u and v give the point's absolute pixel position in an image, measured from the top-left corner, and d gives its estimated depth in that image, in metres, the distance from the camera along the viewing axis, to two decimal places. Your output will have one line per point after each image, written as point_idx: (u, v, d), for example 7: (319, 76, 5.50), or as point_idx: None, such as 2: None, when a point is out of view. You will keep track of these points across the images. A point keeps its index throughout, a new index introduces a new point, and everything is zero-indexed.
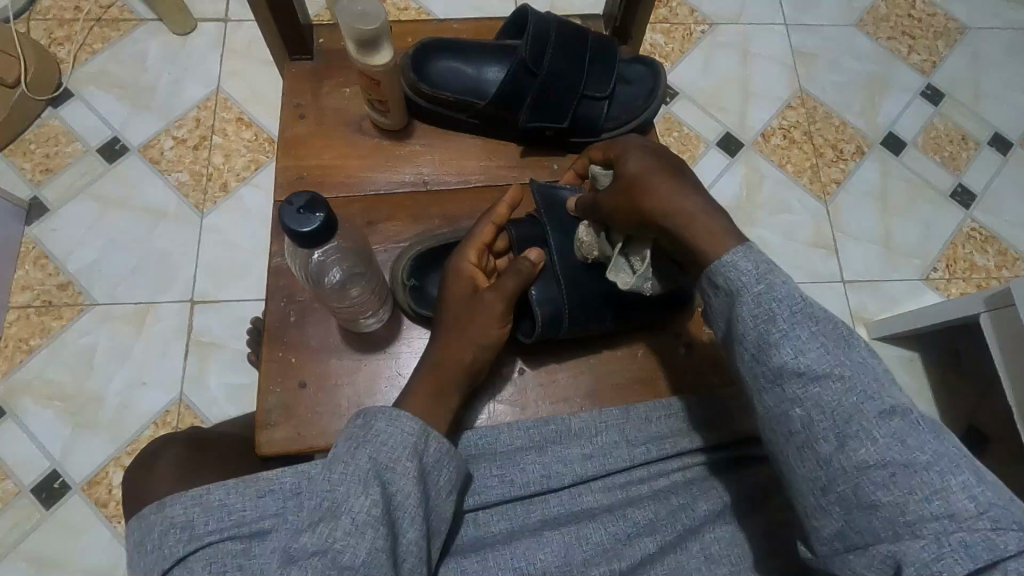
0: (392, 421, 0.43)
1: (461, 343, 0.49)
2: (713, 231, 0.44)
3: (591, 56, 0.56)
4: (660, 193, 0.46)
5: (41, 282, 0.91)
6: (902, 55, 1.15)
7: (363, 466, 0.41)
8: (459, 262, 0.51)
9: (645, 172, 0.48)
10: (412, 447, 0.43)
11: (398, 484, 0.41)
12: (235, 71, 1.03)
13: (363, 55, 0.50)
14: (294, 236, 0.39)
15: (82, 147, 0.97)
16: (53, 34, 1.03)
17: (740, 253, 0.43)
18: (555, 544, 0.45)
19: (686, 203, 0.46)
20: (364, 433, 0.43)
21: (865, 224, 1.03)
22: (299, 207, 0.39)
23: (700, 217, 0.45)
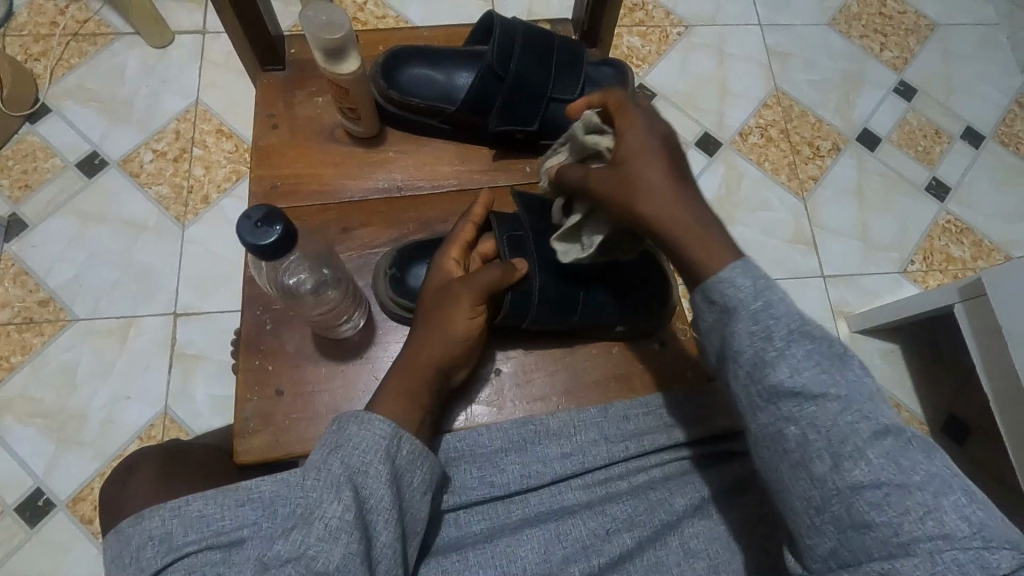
0: (363, 425, 0.43)
1: (435, 335, 0.49)
2: (709, 247, 0.44)
3: (558, 59, 0.57)
4: (659, 208, 0.45)
5: (21, 299, 0.90)
6: (875, 53, 1.17)
7: (335, 472, 0.41)
8: (443, 257, 0.53)
9: (643, 179, 0.46)
10: (383, 450, 0.43)
11: (371, 488, 0.41)
12: (214, 82, 1.03)
13: (330, 65, 0.51)
14: (253, 250, 0.40)
15: (60, 163, 0.97)
16: (29, 50, 1.03)
17: (737, 270, 0.43)
18: (536, 542, 0.45)
19: (685, 220, 0.45)
20: (337, 439, 0.43)
21: (842, 220, 1.05)
22: (257, 221, 0.40)
23: (699, 230, 0.45)
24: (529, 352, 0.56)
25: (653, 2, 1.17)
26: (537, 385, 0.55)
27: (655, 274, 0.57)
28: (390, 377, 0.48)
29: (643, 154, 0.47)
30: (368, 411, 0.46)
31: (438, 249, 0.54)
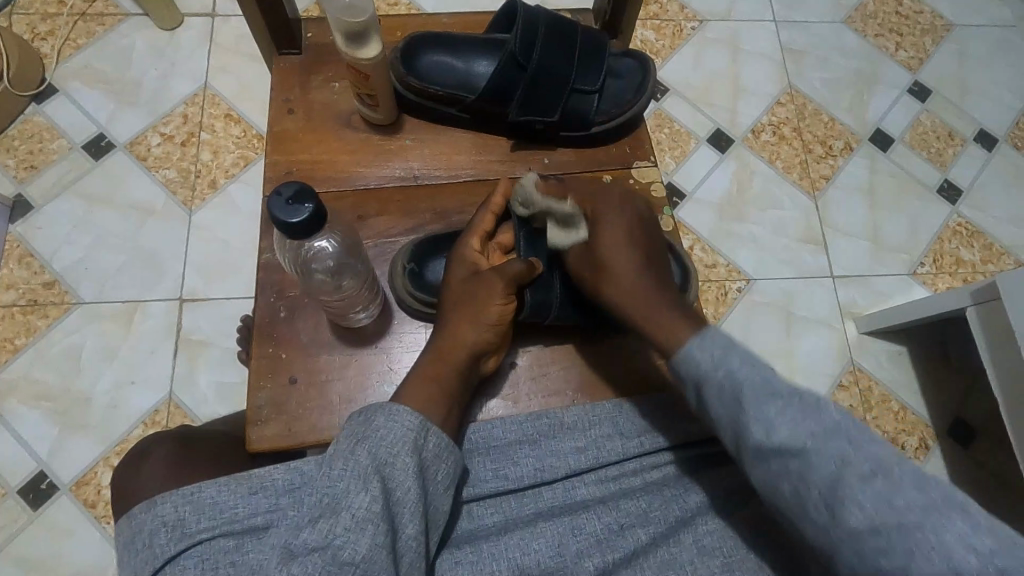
0: (391, 416, 0.43)
1: (465, 325, 0.49)
2: (678, 319, 0.46)
3: (580, 50, 0.56)
4: (631, 283, 0.49)
5: (26, 281, 0.90)
6: (890, 52, 1.16)
7: (364, 462, 0.40)
8: (463, 248, 0.52)
9: (613, 257, 0.50)
10: (412, 442, 0.42)
11: (397, 480, 0.41)
12: (223, 67, 1.01)
13: (350, 49, 0.50)
14: (283, 228, 0.39)
15: (67, 144, 0.96)
16: (37, 29, 1.01)
17: (695, 342, 0.44)
18: (541, 536, 0.44)
19: (653, 294, 0.48)
20: (363, 429, 0.43)
21: (853, 220, 1.04)
22: (288, 198, 0.39)
23: (666, 302, 0.48)
24: (544, 346, 0.56)
25: None
26: (550, 379, 0.55)
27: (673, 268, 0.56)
28: (416, 369, 0.48)
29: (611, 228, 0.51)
30: (393, 402, 0.45)
31: (458, 244, 0.53)
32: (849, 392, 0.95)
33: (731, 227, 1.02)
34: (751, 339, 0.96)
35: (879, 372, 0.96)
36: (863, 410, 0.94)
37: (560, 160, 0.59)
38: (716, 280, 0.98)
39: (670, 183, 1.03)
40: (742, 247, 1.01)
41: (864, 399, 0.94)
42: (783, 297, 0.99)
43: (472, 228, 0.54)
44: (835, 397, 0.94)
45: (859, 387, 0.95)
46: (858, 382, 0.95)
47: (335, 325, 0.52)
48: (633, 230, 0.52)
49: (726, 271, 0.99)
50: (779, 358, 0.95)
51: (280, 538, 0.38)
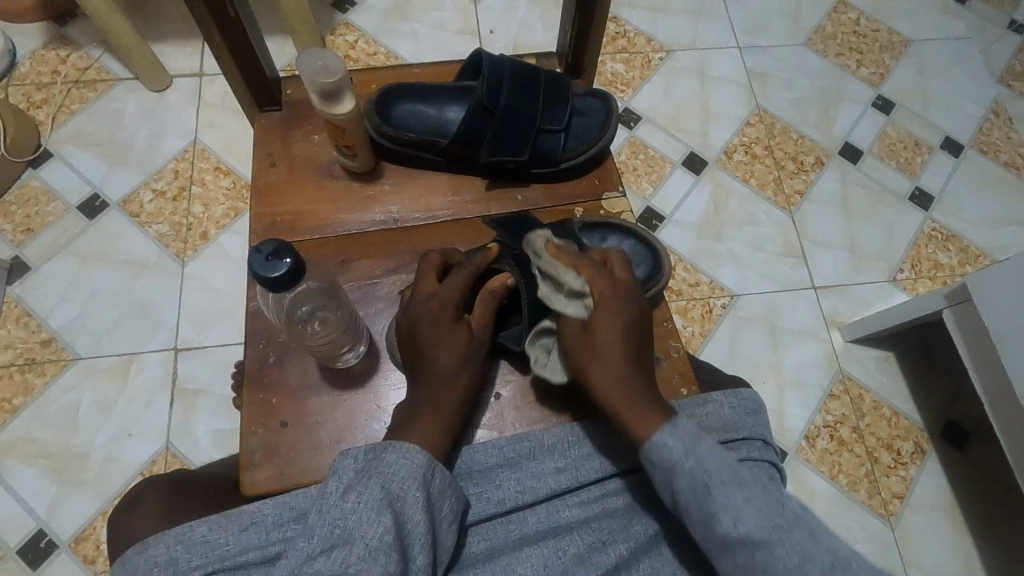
0: (401, 454, 0.44)
1: (436, 402, 0.49)
2: (646, 410, 0.46)
3: (545, 93, 0.59)
4: (613, 378, 0.48)
5: (24, 340, 0.91)
6: (851, 69, 1.21)
7: (376, 497, 0.42)
8: (419, 313, 0.52)
9: (613, 334, 0.50)
10: (421, 477, 0.44)
11: (408, 512, 0.42)
12: (211, 122, 1.06)
13: (327, 106, 0.53)
14: (264, 279, 0.41)
15: (62, 205, 0.99)
16: (32, 98, 1.06)
17: (667, 433, 0.44)
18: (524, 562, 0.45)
19: (641, 395, 0.47)
20: (376, 466, 0.44)
21: (830, 232, 1.07)
22: (267, 255, 0.41)
23: (647, 403, 0.47)
24: (525, 375, 0.57)
25: (635, 29, 1.21)
26: (530, 404, 0.56)
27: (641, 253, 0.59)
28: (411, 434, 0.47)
29: (620, 304, 0.51)
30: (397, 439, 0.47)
31: (431, 316, 0.51)
32: (840, 401, 0.96)
33: (712, 247, 1.04)
34: (739, 356, 0.97)
35: (868, 379, 0.97)
36: (855, 419, 0.95)
37: (531, 196, 0.62)
38: (701, 298, 1.00)
39: (648, 207, 1.06)
40: (724, 265, 1.03)
41: (855, 408, 0.96)
42: (767, 311, 1.01)
43: (446, 293, 0.52)
44: (827, 407, 0.95)
45: (850, 396, 0.96)
46: (849, 390, 0.96)
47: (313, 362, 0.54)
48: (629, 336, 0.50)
49: (710, 288, 1.01)
50: (767, 372, 0.97)
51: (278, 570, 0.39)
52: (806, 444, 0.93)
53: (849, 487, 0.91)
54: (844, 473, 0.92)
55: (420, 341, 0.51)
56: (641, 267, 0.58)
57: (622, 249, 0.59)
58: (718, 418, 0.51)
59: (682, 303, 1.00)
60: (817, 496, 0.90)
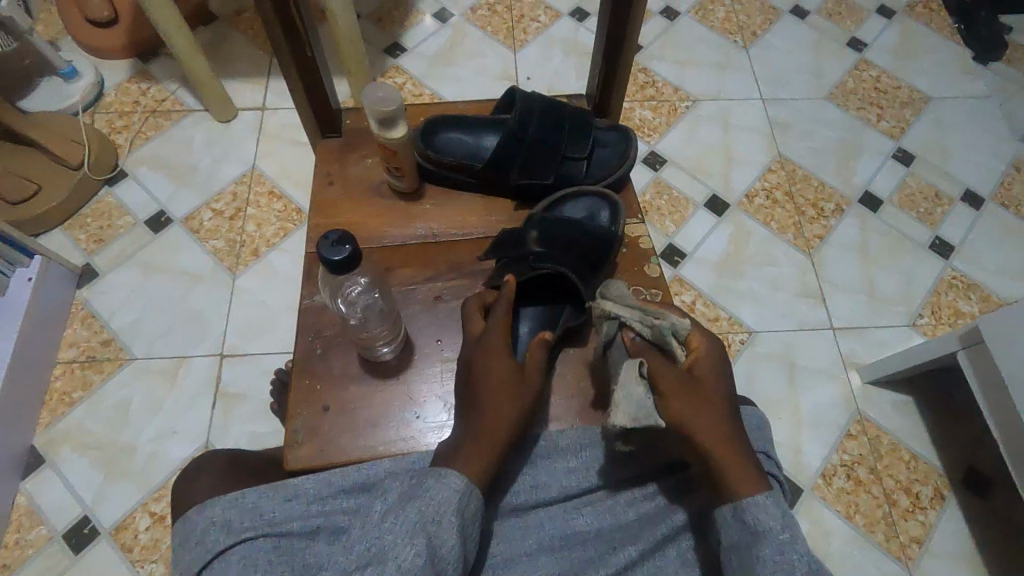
0: (440, 479, 0.47)
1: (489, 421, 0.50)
2: (750, 472, 0.47)
3: (571, 124, 0.65)
4: (719, 435, 0.48)
5: (87, 339, 0.99)
6: (872, 123, 1.26)
7: (411, 521, 0.44)
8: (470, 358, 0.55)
9: (715, 387, 0.50)
10: (456, 504, 0.46)
11: (442, 537, 0.44)
12: (269, 151, 1.16)
13: (384, 131, 0.60)
14: (328, 265, 0.48)
15: (132, 220, 1.09)
16: (113, 124, 1.18)
17: (765, 498, 0.46)
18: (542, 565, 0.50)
19: (744, 456, 0.48)
20: (415, 492, 0.46)
21: (849, 275, 1.10)
22: (333, 241, 0.47)
23: (748, 467, 0.47)
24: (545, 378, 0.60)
25: (662, 80, 1.29)
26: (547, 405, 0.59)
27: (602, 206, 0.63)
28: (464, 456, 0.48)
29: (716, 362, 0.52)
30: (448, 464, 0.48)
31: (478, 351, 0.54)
32: (858, 441, 0.97)
33: (732, 284, 1.08)
34: (756, 391, 1.00)
35: (886, 421, 0.98)
36: (873, 459, 0.95)
37: None
38: (720, 332, 1.04)
39: (670, 244, 1.11)
40: (743, 303, 1.06)
41: (873, 449, 0.96)
42: (785, 349, 1.03)
43: (496, 339, 0.55)
44: (843, 446, 0.96)
45: (867, 437, 0.97)
46: (866, 431, 0.97)
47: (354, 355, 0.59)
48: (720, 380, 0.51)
49: (729, 323, 1.04)
50: (784, 408, 0.99)
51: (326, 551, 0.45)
52: (822, 482, 0.94)
53: (866, 529, 0.91)
54: (861, 514, 0.92)
55: (470, 385, 0.53)
56: (608, 211, 0.62)
57: (581, 210, 0.63)
58: None
59: None
60: (833, 535, 0.90)
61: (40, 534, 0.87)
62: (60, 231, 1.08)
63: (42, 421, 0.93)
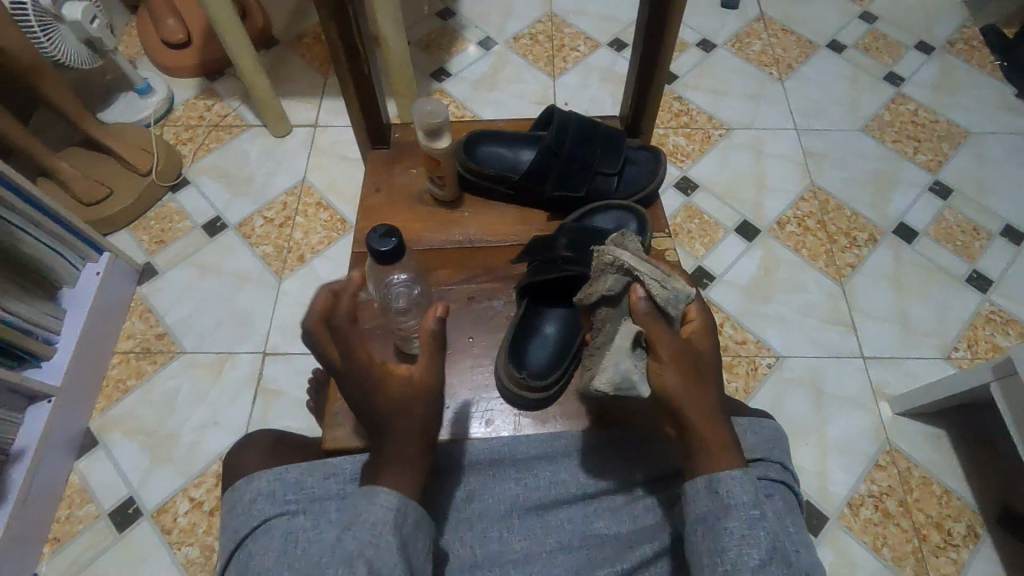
0: (370, 499, 0.46)
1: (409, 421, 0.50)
2: (729, 447, 0.49)
3: (604, 141, 0.69)
4: (703, 407, 0.49)
5: (143, 331, 1.06)
6: (908, 155, 1.26)
7: (348, 546, 0.43)
8: (357, 384, 0.49)
9: (709, 363, 0.52)
10: (393, 521, 0.45)
11: (382, 558, 0.42)
12: (319, 165, 1.23)
13: (429, 141, 0.64)
14: (374, 254, 0.52)
15: (190, 224, 1.17)
16: (180, 136, 1.27)
17: (737, 475, 0.48)
18: (558, 561, 0.50)
19: (723, 431, 0.49)
20: (350, 517, 0.45)
21: (882, 305, 1.09)
22: (381, 234, 0.52)
23: (726, 443, 0.49)
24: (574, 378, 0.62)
25: (697, 108, 1.32)
26: (568, 402, 0.61)
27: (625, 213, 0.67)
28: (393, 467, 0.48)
29: (708, 341, 0.54)
30: (378, 481, 0.47)
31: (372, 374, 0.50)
32: (887, 472, 0.95)
33: (760, 308, 1.09)
34: (782, 415, 0.99)
35: (917, 453, 0.96)
36: (902, 492, 0.93)
37: None
38: (747, 355, 1.04)
39: (699, 267, 1.13)
40: (771, 327, 1.07)
41: (903, 481, 0.94)
42: (814, 375, 1.03)
43: (362, 352, 0.50)
44: (872, 476, 0.95)
45: (897, 469, 0.95)
46: (896, 463, 0.96)
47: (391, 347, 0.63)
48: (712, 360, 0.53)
49: (756, 347, 1.05)
50: (810, 435, 0.98)
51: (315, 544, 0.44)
52: (848, 512, 0.92)
53: (893, 562, 0.89)
54: (890, 547, 0.90)
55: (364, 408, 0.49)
56: (634, 223, 0.66)
57: (611, 219, 0.66)
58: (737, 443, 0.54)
59: (727, 359, 1.04)
60: (858, 567, 0.89)
61: (88, 511, 0.92)
62: (126, 232, 1.16)
63: (98, 406, 1.00)
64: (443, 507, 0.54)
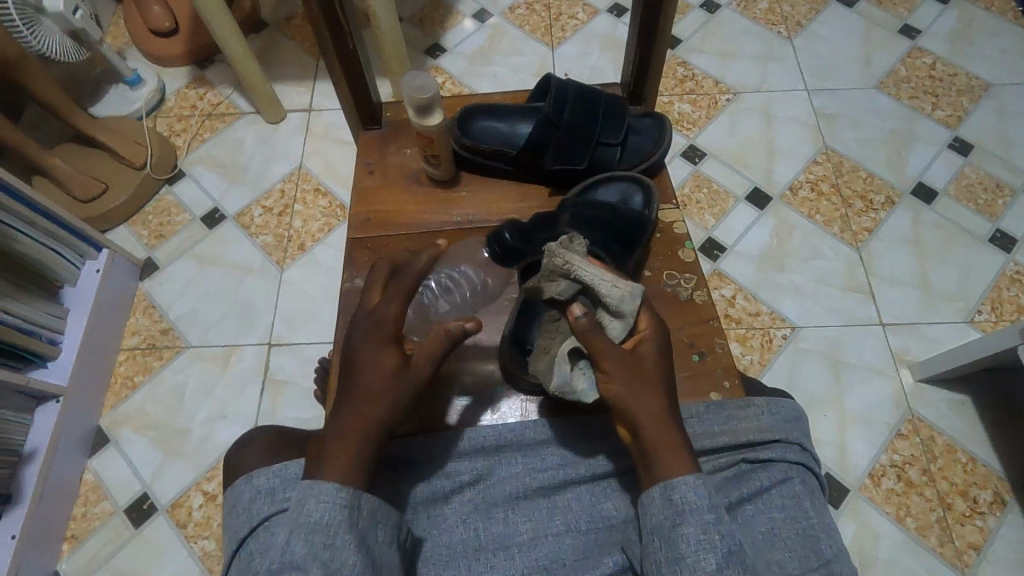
0: (313, 496, 0.43)
1: (375, 410, 0.46)
2: (678, 448, 0.44)
3: (604, 110, 0.65)
4: (652, 408, 0.45)
5: (147, 327, 1.06)
6: (926, 112, 1.21)
7: (301, 550, 0.40)
8: (361, 342, 0.49)
9: (657, 369, 0.47)
10: (345, 519, 0.42)
11: (341, 557, 0.40)
12: (315, 150, 1.21)
13: (420, 117, 0.61)
14: (498, 244, 0.61)
15: (188, 216, 1.16)
16: (173, 127, 1.25)
17: (690, 481, 0.43)
18: (567, 544, 0.47)
19: (676, 433, 0.45)
20: (297, 514, 0.42)
21: (900, 269, 1.05)
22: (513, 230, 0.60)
23: (680, 447, 0.44)
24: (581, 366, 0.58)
25: (702, 73, 1.27)
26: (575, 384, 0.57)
27: (630, 186, 0.63)
28: (335, 455, 0.45)
29: (658, 349, 0.48)
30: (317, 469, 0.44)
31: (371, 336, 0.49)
32: (909, 441, 0.93)
33: (773, 278, 1.05)
34: (797, 387, 0.97)
35: (940, 421, 0.94)
36: (926, 460, 0.91)
37: None
38: (761, 327, 1.01)
39: (710, 237, 1.09)
40: (786, 297, 1.04)
41: (926, 450, 0.92)
42: (831, 345, 1.00)
43: (389, 318, 0.50)
44: (894, 446, 0.92)
45: (920, 437, 0.93)
46: (919, 431, 0.93)
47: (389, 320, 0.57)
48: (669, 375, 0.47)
49: (771, 318, 1.02)
50: (829, 406, 0.96)
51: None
52: (870, 483, 0.90)
53: (918, 533, 0.87)
54: (913, 517, 0.88)
55: (348, 373, 0.48)
56: (639, 196, 0.62)
57: (614, 194, 0.63)
58: (755, 422, 0.51)
59: (741, 332, 1.01)
60: (882, 538, 0.87)
61: (103, 508, 0.92)
62: (125, 227, 1.15)
63: (108, 403, 1.00)
64: (442, 497, 0.49)
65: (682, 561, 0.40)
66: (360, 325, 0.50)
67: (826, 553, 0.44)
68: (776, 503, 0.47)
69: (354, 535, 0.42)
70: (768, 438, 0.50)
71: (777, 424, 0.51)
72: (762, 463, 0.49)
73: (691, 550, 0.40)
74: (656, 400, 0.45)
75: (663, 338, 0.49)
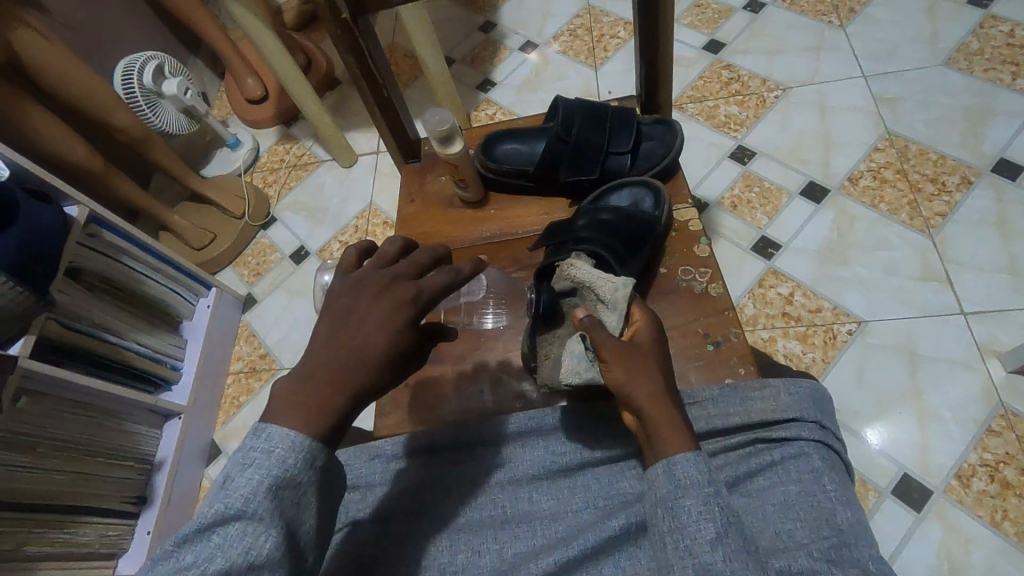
0: (285, 448, 0.42)
1: (354, 374, 0.44)
2: (677, 426, 0.46)
3: (612, 122, 0.71)
4: (650, 390, 0.47)
5: (249, 353, 1.22)
6: (1005, 83, 1.12)
7: (268, 504, 0.40)
8: (360, 299, 0.47)
9: (654, 355, 0.49)
10: (316, 479, 0.43)
11: (302, 519, 0.43)
12: (383, 188, 1.34)
13: (443, 147, 0.69)
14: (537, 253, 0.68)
15: (280, 256, 1.32)
16: (266, 179, 1.44)
17: (689, 458, 0.44)
18: (582, 519, 0.50)
19: (676, 413, 0.46)
20: (266, 460, 0.42)
21: (982, 253, 0.98)
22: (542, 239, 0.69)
23: (678, 424, 0.46)
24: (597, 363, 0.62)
25: (749, 73, 1.26)
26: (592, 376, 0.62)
27: (639, 189, 0.68)
28: (302, 409, 0.43)
29: (655, 339, 0.51)
30: (286, 420, 0.43)
31: (375, 291, 0.47)
32: (1003, 438, 0.85)
33: (834, 273, 1.01)
34: (867, 383, 0.92)
35: None
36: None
37: None
38: (823, 323, 0.98)
39: (763, 236, 1.08)
40: (850, 291, 0.99)
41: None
42: (902, 337, 0.94)
43: (427, 292, 0.47)
44: (985, 444, 0.85)
45: (1016, 434, 0.85)
46: (1014, 427, 0.85)
47: (363, 259, 0.53)
48: (666, 362, 0.50)
49: (833, 314, 0.98)
50: (905, 403, 0.90)
51: (242, 547, 0.38)
52: (957, 484, 0.83)
53: (1018, 538, 0.79)
54: (1012, 520, 0.80)
55: (339, 332, 0.45)
56: (647, 198, 0.67)
57: (625, 199, 0.68)
58: (771, 402, 0.52)
59: (801, 330, 0.98)
60: (975, 544, 0.80)
61: None
62: (230, 269, 1.33)
63: (219, 419, 1.15)
64: (469, 479, 0.54)
65: (683, 530, 0.42)
66: (364, 281, 0.48)
67: (843, 525, 0.44)
68: (791, 479, 0.47)
69: (318, 495, 0.44)
70: (783, 417, 0.50)
71: (795, 402, 0.51)
72: (775, 441, 0.50)
73: (693, 519, 0.42)
74: (653, 383, 0.47)
75: (659, 332, 0.52)
